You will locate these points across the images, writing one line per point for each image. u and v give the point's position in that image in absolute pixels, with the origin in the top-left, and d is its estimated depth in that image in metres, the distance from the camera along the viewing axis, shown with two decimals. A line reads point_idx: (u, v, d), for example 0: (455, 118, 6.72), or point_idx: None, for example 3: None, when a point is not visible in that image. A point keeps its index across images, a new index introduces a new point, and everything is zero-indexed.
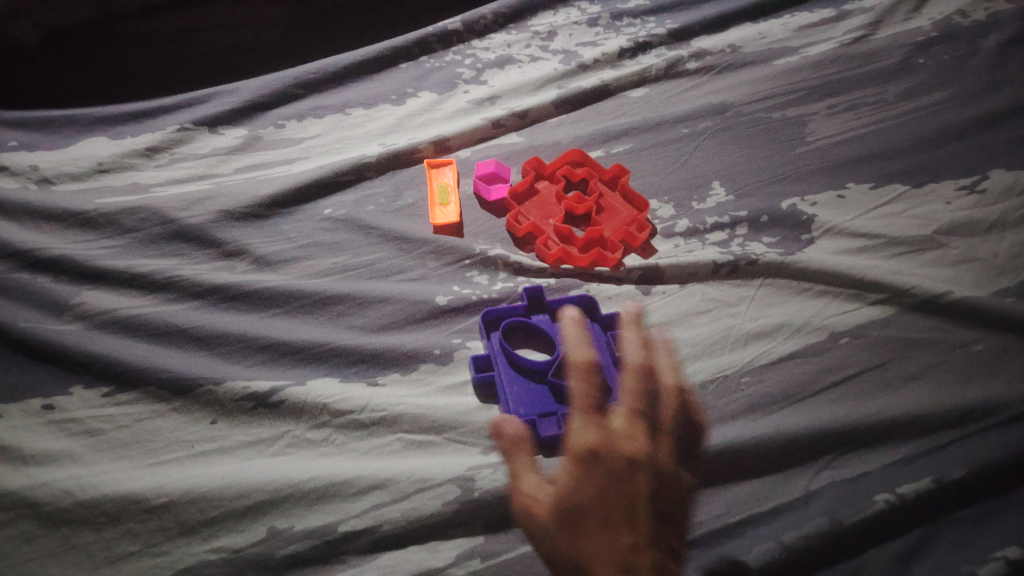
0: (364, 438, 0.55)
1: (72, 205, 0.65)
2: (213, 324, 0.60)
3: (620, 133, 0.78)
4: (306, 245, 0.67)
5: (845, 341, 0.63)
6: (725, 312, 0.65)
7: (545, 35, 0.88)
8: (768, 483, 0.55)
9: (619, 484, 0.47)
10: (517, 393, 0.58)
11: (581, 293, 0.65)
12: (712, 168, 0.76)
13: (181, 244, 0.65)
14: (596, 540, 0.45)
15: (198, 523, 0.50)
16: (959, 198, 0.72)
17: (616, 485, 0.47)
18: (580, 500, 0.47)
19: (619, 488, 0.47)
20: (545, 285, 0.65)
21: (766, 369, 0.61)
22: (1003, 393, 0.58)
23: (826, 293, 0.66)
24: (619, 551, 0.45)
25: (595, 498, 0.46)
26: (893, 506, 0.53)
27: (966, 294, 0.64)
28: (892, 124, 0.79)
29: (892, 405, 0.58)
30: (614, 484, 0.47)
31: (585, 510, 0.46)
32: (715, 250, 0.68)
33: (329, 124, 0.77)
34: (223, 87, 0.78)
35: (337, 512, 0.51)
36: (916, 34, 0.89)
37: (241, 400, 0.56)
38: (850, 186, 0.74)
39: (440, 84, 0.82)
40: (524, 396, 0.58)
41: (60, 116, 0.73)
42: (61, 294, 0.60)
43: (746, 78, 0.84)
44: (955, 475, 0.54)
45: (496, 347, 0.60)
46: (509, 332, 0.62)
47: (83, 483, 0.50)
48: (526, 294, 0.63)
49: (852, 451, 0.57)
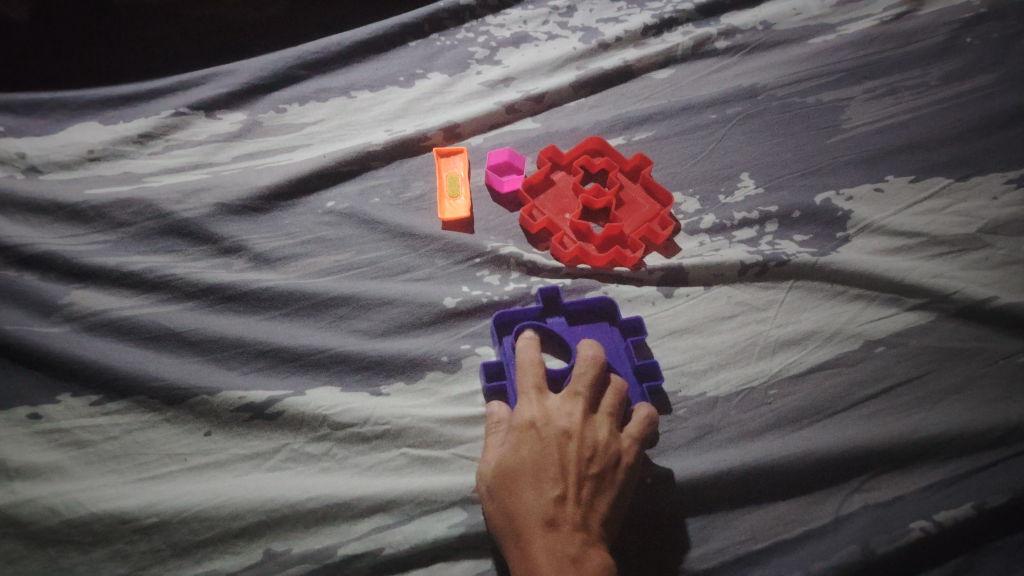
0: (366, 453, 0.52)
1: (60, 197, 0.61)
2: (208, 328, 0.57)
3: (642, 119, 0.73)
4: (307, 241, 0.63)
5: (881, 350, 0.59)
6: (752, 318, 0.61)
7: (564, 11, 0.83)
8: (795, 506, 0.52)
9: (551, 450, 0.48)
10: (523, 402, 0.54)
11: (599, 295, 0.61)
12: (741, 158, 0.71)
13: (175, 240, 0.61)
14: (523, 495, 0.46)
15: (190, 544, 0.47)
16: (1006, 192, 0.67)
17: (550, 453, 0.48)
18: (511, 461, 0.47)
19: (551, 453, 0.48)
20: (560, 285, 0.61)
21: (795, 381, 0.57)
22: None
23: (862, 296, 0.62)
24: (542, 505, 0.45)
25: (526, 461, 0.47)
26: (931, 535, 0.49)
27: (1014, 300, 0.59)
28: (935, 111, 0.74)
29: (929, 422, 0.54)
30: (545, 448, 0.48)
31: (514, 469, 0.47)
32: (743, 249, 0.64)
33: (334, 108, 0.73)
34: (221, 67, 0.74)
35: (338, 534, 0.48)
36: (963, 9, 0.83)
37: (237, 410, 0.53)
38: (888, 179, 0.68)
39: (452, 64, 0.77)
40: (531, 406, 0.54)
41: (49, 99, 0.69)
42: (48, 293, 0.56)
43: (778, 59, 0.78)
44: (998, 500, 0.50)
45: (509, 353, 0.57)
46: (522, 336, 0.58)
47: (69, 501, 0.47)
48: (540, 295, 0.59)
49: (886, 472, 0.53)
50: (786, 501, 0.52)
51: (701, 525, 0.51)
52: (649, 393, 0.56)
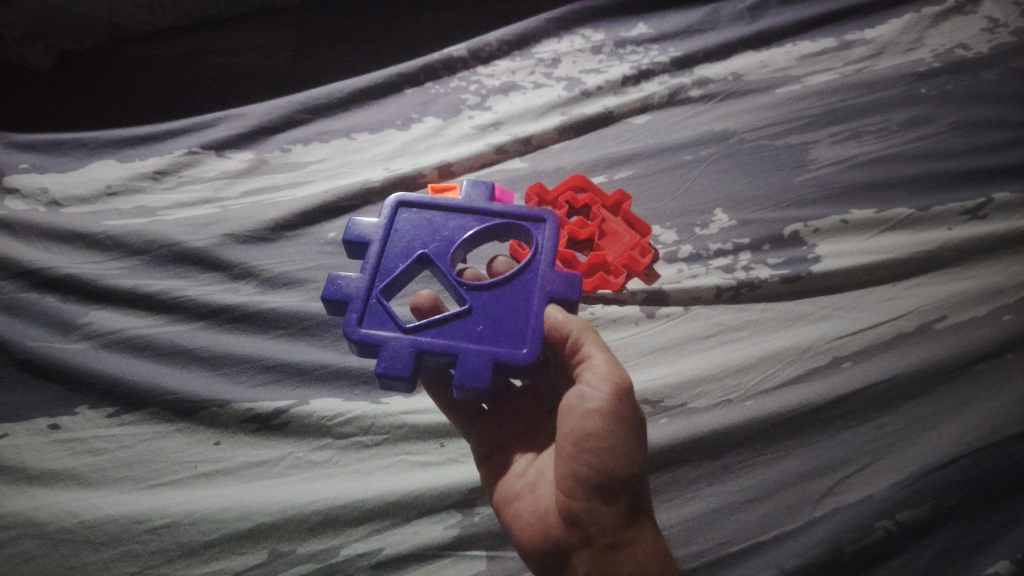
0: (366, 459, 0.55)
1: (80, 226, 0.67)
2: (218, 346, 0.60)
3: (623, 159, 0.78)
4: (311, 267, 0.67)
5: (848, 365, 0.62)
6: (729, 338, 0.65)
7: (549, 62, 0.89)
8: (771, 511, 0.55)
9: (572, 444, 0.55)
10: (498, 312, 0.53)
11: (353, 236, 0.57)
12: (715, 195, 0.75)
13: (186, 266, 0.66)
14: None
15: (198, 545, 0.50)
16: (961, 223, 0.72)
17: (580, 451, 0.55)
18: None
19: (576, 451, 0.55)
20: (399, 200, 0.59)
21: (770, 393, 0.61)
22: (1003, 412, 0.57)
23: (829, 318, 0.66)
24: None
25: None
26: (895, 533, 0.52)
27: (958, 320, 0.64)
28: (897, 152, 0.79)
29: (882, 431, 0.59)
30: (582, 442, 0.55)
31: None
32: (719, 276, 0.68)
33: (335, 148, 0.78)
34: (230, 111, 0.80)
35: (339, 537, 0.51)
36: (918, 64, 0.88)
37: (245, 420, 0.56)
38: (854, 212, 0.73)
39: (445, 110, 0.83)
40: (487, 313, 0.53)
41: (70, 139, 0.75)
42: (70, 315, 0.62)
43: (746, 106, 0.84)
44: (951, 500, 0.53)
45: (459, 236, 0.57)
46: (444, 226, 0.58)
47: (86, 505, 0.51)
48: (412, 209, 0.59)
49: (853, 477, 0.56)
50: (763, 507, 0.55)
51: (683, 529, 0.55)
52: (387, 366, 0.51)
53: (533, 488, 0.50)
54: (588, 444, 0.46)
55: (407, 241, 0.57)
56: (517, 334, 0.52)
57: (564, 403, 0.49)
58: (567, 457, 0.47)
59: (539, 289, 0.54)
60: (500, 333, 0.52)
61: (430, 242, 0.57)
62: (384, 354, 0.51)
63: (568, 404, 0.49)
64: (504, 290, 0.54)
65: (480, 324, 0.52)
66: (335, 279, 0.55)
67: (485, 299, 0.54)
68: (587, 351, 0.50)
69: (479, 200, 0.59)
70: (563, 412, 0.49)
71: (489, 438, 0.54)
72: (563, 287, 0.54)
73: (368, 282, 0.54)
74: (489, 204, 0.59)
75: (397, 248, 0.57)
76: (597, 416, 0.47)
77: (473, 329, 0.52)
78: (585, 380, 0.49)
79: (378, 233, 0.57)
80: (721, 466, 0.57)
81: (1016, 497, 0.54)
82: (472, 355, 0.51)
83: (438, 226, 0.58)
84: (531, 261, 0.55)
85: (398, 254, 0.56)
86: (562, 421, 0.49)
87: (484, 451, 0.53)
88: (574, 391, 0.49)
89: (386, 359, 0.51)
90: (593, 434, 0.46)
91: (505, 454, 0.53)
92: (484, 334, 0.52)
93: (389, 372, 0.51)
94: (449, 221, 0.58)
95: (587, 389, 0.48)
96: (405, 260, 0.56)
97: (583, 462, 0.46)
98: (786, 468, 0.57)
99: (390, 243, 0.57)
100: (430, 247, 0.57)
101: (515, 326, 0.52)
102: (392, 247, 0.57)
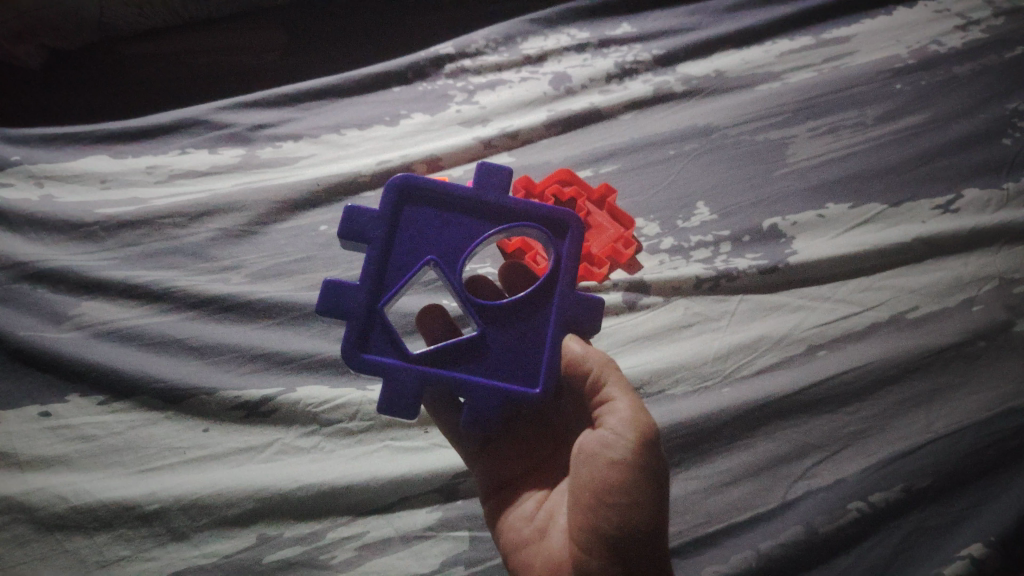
0: (351, 446, 0.57)
1: (73, 219, 0.68)
2: (207, 336, 0.62)
3: (607, 154, 0.80)
4: (300, 259, 0.68)
5: (823, 353, 0.64)
6: (707, 327, 0.66)
7: (535, 60, 0.90)
8: (747, 493, 0.57)
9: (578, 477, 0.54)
10: (513, 340, 0.51)
11: (347, 229, 0.51)
12: (697, 188, 0.77)
13: (177, 258, 0.68)
14: None
15: (189, 530, 0.53)
16: (934, 217, 0.74)
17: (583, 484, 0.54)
18: None
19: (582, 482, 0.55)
20: (403, 181, 0.52)
21: (747, 380, 0.62)
22: (965, 410, 0.61)
23: (806, 305, 0.67)
24: None
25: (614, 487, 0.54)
26: (865, 515, 0.54)
27: (929, 311, 0.67)
28: (873, 147, 0.80)
29: (856, 417, 0.61)
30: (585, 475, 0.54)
31: None
32: (700, 267, 0.69)
33: (324, 143, 0.79)
34: (219, 106, 0.81)
35: (325, 521, 0.54)
36: (896, 60, 0.89)
37: (234, 408, 0.58)
38: (830, 206, 0.75)
39: (432, 106, 0.84)
40: (502, 339, 0.51)
41: (62, 134, 0.76)
42: (61, 306, 0.63)
43: (728, 103, 0.85)
44: (923, 482, 0.56)
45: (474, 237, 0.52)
46: (456, 221, 0.53)
47: (77, 490, 0.53)
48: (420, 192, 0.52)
49: (824, 462, 0.58)
50: (739, 489, 0.57)
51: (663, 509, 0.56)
52: (389, 398, 0.49)
53: (543, 534, 0.49)
54: (610, 498, 0.45)
55: (413, 239, 0.52)
56: (533, 368, 0.51)
57: (585, 447, 0.48)
58: (588, 508, 0.46)
59: (557, 315, 0.52)
60: (511, 368, 0.51)
61: (438, 243, 0.52)
62: (393, 388, 0.49)
63: (589, 449, 0.48)
64: (516, 313, 0.52)
65: (494, 354, 0.51)
66: (333, 288, 0.50)
67: (499, 321, 0.51)
68: (611, 393, 0.49)
69: (498, 193, 0.53)
70: (583, 457, 0.48)
71: (497, 472, 0.53)
72: (580, 313, 0.52)
73: (371, 297, 0.50)
74: (508, 200, 0.53)
75: (402, 250, 0.52)
76: (621, 466, 0.46)
77: (486, 360, 0.51)
78: (607, 425, 0.48)
79: (380, 228, 0.51)
80: (701, 450, 0.59)
81: (982, 480, 0.57)
82: (484, 393, 0.50)
83: (449, 219, 0.53)
84: (551, 278, 0.52)
85: (403, 257, 0.51)
86: (582, 467, 0.48)
87: (492, 484, 0.53)
88: (595, 435, 0.48)
89: (389, 395, 0.49)
90: (616, 486, 0.45)
91: (513, 491, 0.53)
92: (499, 367, 0.51)
93: (399, 411, 0.49)
94: (461, 219, 0.53)
95: (611, 437, 0.47)
96: (411, 267, 0.51)
97: (602, 516, 0.45)
98: (762, 450, 0.59)
99: (394, 241, 0.52)
100: (438, 250, 0.52)
101: (531, 358, 0.51)
102: (396, 247, 0.52)
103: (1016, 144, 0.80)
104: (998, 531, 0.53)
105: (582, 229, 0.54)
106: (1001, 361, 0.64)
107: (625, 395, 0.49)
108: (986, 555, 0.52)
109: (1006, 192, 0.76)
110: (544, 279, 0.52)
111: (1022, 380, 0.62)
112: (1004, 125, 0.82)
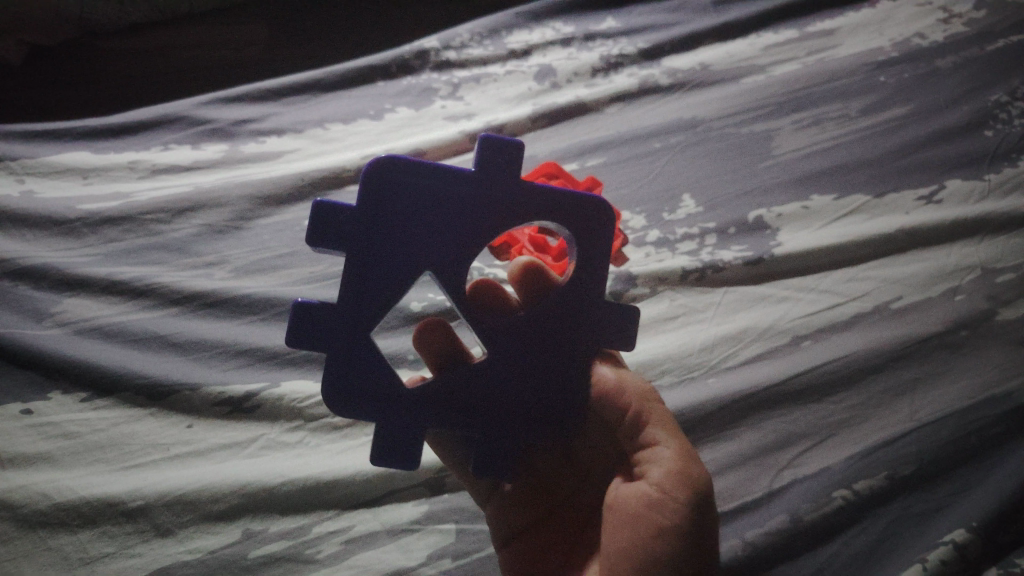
0: (337, 440, 0.57)
1: (57, 216, 0.68)
2: (190, 333, 0.62)
3: (594, 147, 0.79)
4: (285, 254, 0.68)
5: (807, 344, 0.64)
6: (693, 319, 0.66)
7: (520, 54, 0.90)
8: (732, 483, 0.57)
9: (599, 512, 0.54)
10: (527, 366, 0.50)
11: (317, 238, 0.48)
12: (683, 180, 0.77)
13: (159, 254, 0.67)
14: None
15: (174, 525, 0.53)
16: (917, 207, 0.75)
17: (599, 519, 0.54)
18: None
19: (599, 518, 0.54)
20: (388, 174, 0.48)
21: (732, 371, 0.63)
22: (948, 398, 0.61)
23: (790, 297, 0.67)
24: None
25: None
26: (850, 503, 0.55)
27: (913, 301, 0.67)
28: (856, 139, 0.81)
29: (841, 406, 0.61)
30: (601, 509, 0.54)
31: None
32: (686, 259, 0.70)
33: (308, 139, 0.79)
34: (203, 101, 0.80)
35: (311, 515, 0.54)
36: (878, 53, 0.89)
37: (218, 403, 0.58)
38: (814, 198, 0.75)
39: (416, 100, 0.84)
40: (511, 365, 0.50)
41: (42, 130, 0.75)
42: (43, 304, 0.62)
43: (713, 95, 0.84)
44: (905, 470, 0.57)
45: (470, 234, 0.50)
46: (450, 213, 0.49)
47: (59, 487, 0.52)
48: (410, 182, 0.49)
49: (808, 450, 0.59)
50: (725, 479, 0.57)
51: None
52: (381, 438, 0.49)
53: None
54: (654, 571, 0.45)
55: (402, 237, 0.49)
56: (546, 391, 0.51)
57: (629, 507, 0.48)
58: None
59: (572, 335, 0.51)
60: (520, 395, 0.50)
61: (429, 242, 0.50)
62: (389, 432, 0.49)
63: (632, 510, 0.47)
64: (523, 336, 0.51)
65: (508, 383, 0.50)
66: (304, 311, 0.48)
67: (515, 347, 0.50)
68: (657, 440, 0.49)
69: (495, 179, 0.50)
70: (626, 516, 0.47)
71: (510, 522, 0.53)
72: (595, 329, 0.52)
73: (347, 319, 0.49)
74: (509, 189, 0.50)
75: (393, 254, 0.49)
76: (667, 536, 0.45)
77: (493, 393, 0.50)
78: (653, 480, 0.48)
79: (358, 231, 0.48)
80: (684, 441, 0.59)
81: (965, 467, 0.58)
82: (493, 428, 0.50)
83: (442, 210, 0.49)
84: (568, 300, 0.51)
85: (393, 265, 0.49)
86: (625, 530, 0.47)
87: (506, 535, 0.53)
88: (637, 490, 0.48)
89: (383, 434, 0.49)
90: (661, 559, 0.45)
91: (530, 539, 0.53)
92: (514, 399, 0.50)
93: (400, 459, 0.48)
94: (455, 210, 0.49)
95: (657, 496, 0.47)
96: (401, 277, 0.49)
97: None
98: (747, 441, 0.59)
99: (377, 243, 0.49)
100: (434, 252, 0.50)
101: (549, 383, 0.51)
102: (379, 253, 0.49)
103: (997, 136, 0.80)
104: (981, 518, 0.54)
105: (601, 233, 0.52)
106: (983, 349, 0.64)
107: (672, 447, 0.49)
108: (967, 541, 0.53)
109: (988, 184, 0.76)
110: (563, 291, 0.51)
111: (1004, 368, 0.63)
112: (985, 117, 0.82)
